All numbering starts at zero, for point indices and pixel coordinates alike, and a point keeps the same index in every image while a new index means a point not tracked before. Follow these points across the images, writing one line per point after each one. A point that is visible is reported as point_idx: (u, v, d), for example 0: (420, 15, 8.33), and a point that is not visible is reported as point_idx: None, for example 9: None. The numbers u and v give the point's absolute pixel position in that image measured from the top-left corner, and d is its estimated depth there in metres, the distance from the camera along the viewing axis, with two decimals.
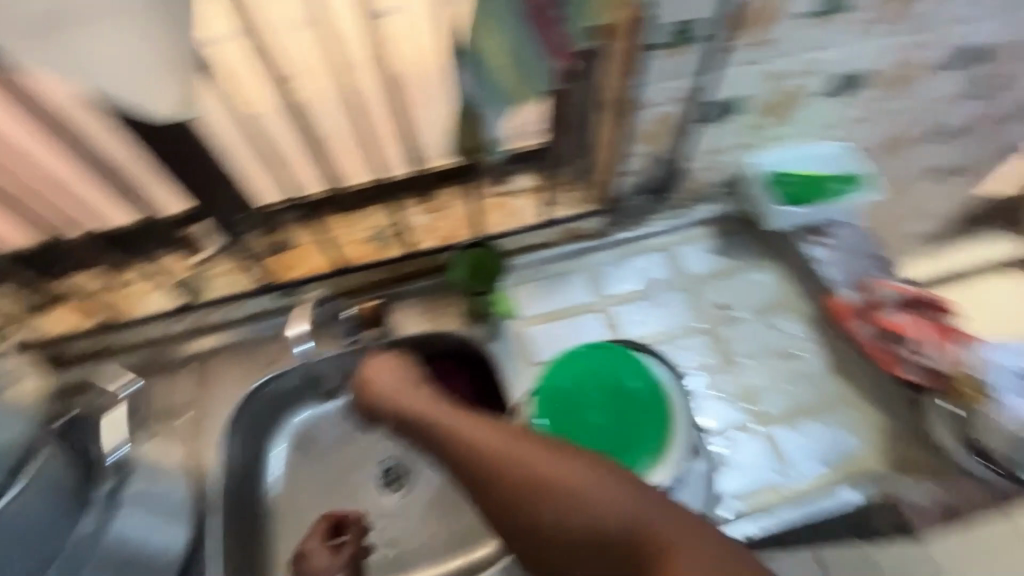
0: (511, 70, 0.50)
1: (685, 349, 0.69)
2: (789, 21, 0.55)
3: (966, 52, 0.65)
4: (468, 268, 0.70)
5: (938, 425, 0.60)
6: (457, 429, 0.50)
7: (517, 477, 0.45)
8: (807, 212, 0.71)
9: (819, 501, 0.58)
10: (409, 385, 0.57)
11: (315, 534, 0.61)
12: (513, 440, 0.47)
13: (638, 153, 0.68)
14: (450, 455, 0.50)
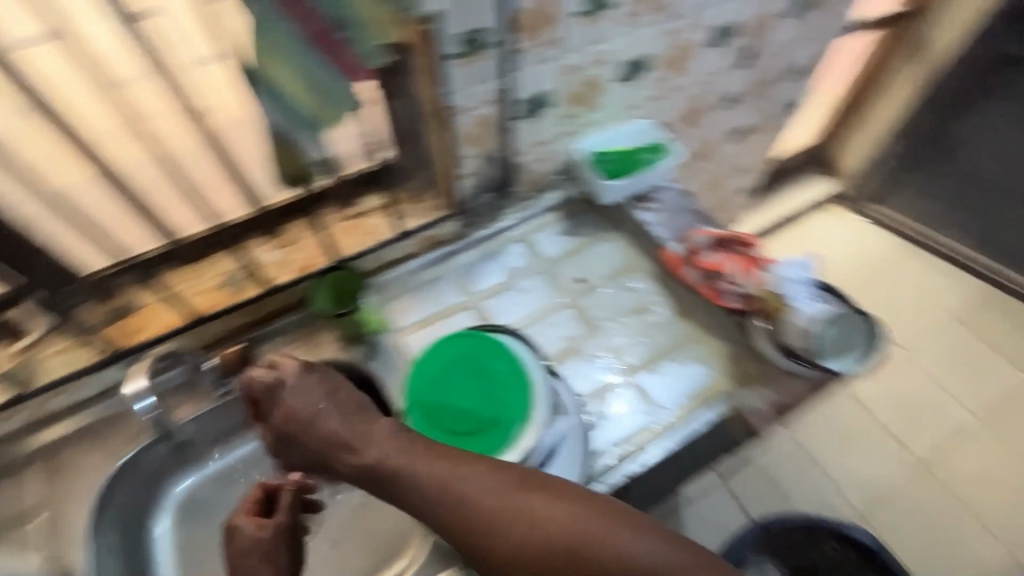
0: (308, 92, 0.55)
1: (553, 325, 0.75)
2: (563, 21, 0.62)
3: (724, 27, 0.79)
4: (329, 293, 0.71)
5: (759, 338, 0.69)
6: (452, 483, 0.50)
7: (520, 525, 0.48)
8: (628, 183, 0.80)
9: (680, 425, 0.66)
10: (375, 440, 0.53)
11: (249, 501, 0.60)
12: (511, 487, 0.49)
13: (469, 155, 0.72)
14: (440, 504, 0.50)
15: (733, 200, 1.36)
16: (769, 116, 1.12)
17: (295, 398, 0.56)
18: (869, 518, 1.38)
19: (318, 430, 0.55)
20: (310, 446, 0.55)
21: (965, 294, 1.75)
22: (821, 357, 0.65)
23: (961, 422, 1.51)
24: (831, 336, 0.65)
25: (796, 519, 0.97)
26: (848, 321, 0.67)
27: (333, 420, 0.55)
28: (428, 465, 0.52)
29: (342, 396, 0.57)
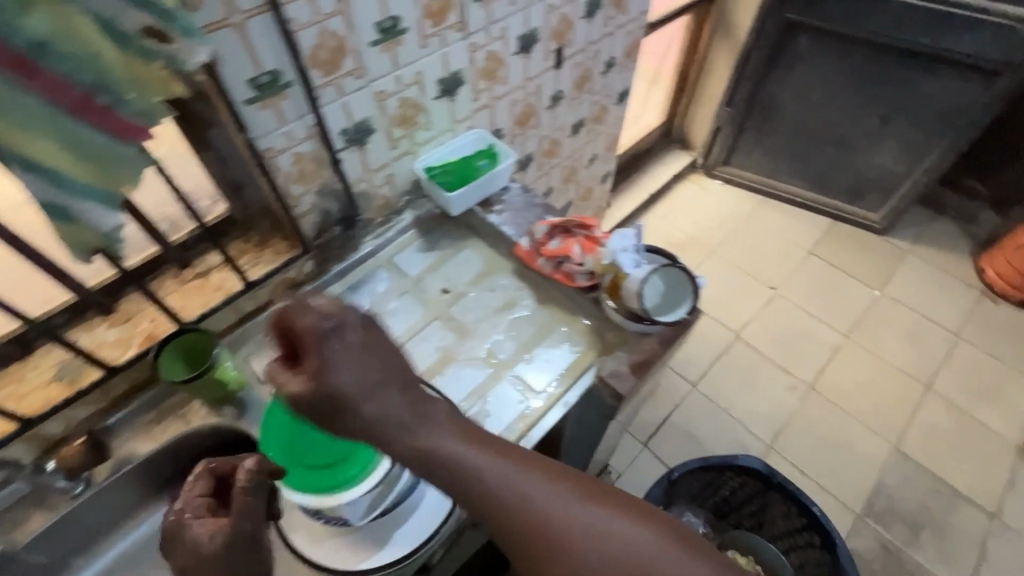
0: (85, 165, 0.47)
1: (425, 340, 0.77)
2: (361, 51, 0.65)
3: (526, 35, 0.87)
4: (175, 362, 0.68)
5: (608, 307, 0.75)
6: (512, 485, 0.44)
7: (587, 542, 0.42)
8: (470, 190, 0.83)
9: (558, 401, 0.71)
10: (431, 426, 0.46)
11: (203, 495, 0.52)
12: (580, 499, 0.44)
13: (302, 193, 0.72)
14: (501, 502, 0.44)
15: (595, 187, 1.47)
16: (602, 108, 1.23)
17: (342, 364, 0.45)
18: (774, 445, 1.51)
19: (364, 404, 0.45)
20: (351, 420, 0.45)
21: (812, 232, 2.01)
22: (651, 311, 0.71)
23: (830, 342, 1.72)
24: (654, 291, 0.72)
25: (695, 462, 1.02)
26: (668, 276, 0.74)
27: (393, 399, 0.46)
28: (488, 460, 0.45)
29: (403, 369, 0.48)
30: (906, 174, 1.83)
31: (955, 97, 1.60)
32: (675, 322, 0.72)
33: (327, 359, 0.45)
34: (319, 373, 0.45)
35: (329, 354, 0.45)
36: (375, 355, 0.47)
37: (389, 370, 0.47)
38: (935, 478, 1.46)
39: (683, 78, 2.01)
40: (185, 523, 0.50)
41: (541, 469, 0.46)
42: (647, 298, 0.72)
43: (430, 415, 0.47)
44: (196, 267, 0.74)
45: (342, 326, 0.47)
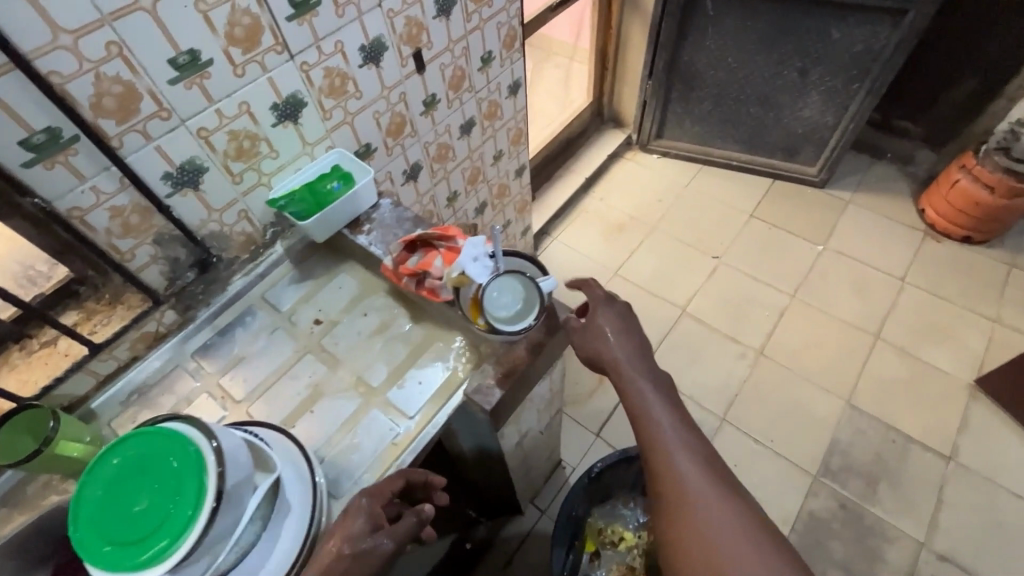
0: None
1: (294, 378, 0.74)
2: (159, 91, 0.62)
3: (370, 45, 0.83)
4: (5, 445, 0.62)
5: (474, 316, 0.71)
6: (661, 422, 0.62)
7: (710, 508, 0.57)
8: (324, 218, 0.80)
9: (425, 428, 0.68)
10: (628, 365, 0.66)
11: (393, 487, 0.62)
12: (717, 483, 0.58)
13: (136, 245, 0.69)
14: (647, 425, 0.63)
15: (511, 182, 1.44)
16: (493, 103, 1.19)
17: (604, 315, 0.69)
18: (727, 417, 1.50)
19: (612, 344, 0.67)
20: (595, 336, 0.68)
21: (753, 194, 1.99)
22: (495, 322, 0.69)
23: (777, 304, 1.70)
24: (495, 302, 0.71)
25: (616, 455, 1.02)
26: (513, 284, 0.72)
27: (631, 352, 0.67)
28: (671, 420, 0.63)
29: (644, 333, 0.70)
30: (834, 124, 1.81)
31: (866, 41, 1.57)
32: (528, 330, 0.70)
33: (596, 309, 0.70)
34: (592, 316, 0.70)
35: (597, 305, 0.70)
36: (628, 316, 0.70)
37: (635, 333, 0.69)
38: (886, 427, 1.45)
39: (603, 56, 1.96)
40: (373, 502, 0.60)
41: (700, 451, 0.62)
42: (490, 309, 0.70)
43: (652, 375, 0.66)
44: (40, 336, 0.71)
45: (610, 297, 0.71)
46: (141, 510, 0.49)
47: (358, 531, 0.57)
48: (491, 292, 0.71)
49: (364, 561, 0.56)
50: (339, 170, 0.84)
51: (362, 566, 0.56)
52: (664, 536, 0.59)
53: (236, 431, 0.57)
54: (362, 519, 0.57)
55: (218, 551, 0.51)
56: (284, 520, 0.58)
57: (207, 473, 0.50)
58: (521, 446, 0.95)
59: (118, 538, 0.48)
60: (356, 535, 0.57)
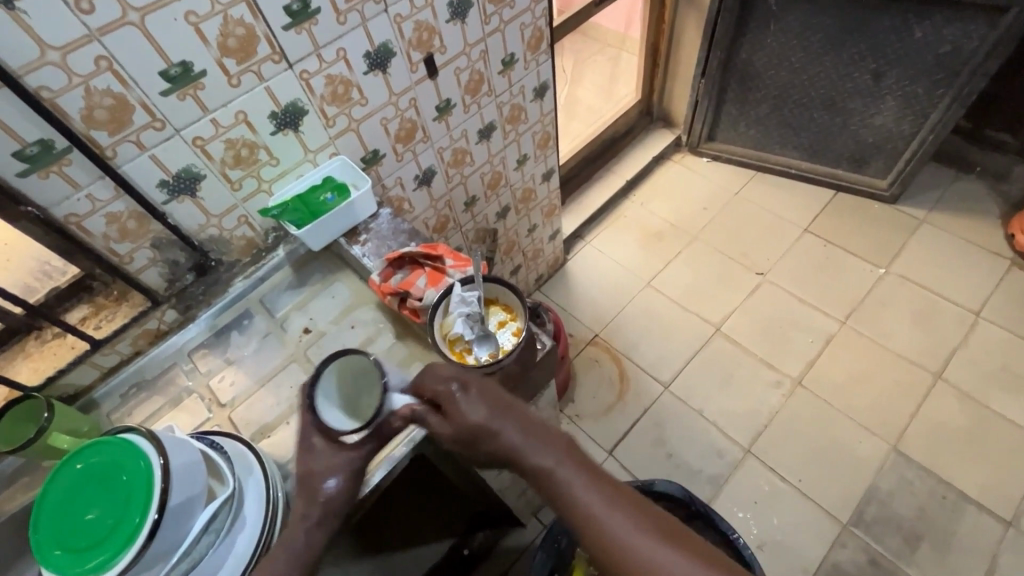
0: None
1: (276, 388, 0.74)
2: (152, 102, 0.63)
3: (375, 52, 0.81)
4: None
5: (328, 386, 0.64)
6: (581, 495, 0.56)
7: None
8: (319, 226, 0.80)
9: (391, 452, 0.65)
10: (522, 445, 0.59)
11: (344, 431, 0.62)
12: (665, 544, 0.53)
13: (135, 249, 0.73)
14: (567, 509, 0.56)
15: (537, 187, 1.39)
16: (516, 107, 1.14)
17: (468, 403, 0.60)
18: (753, 449, 1.40)
19: (507, 427, 0.59)
20: (481, 438, 0.59)
21: (810, 206, 1.82)
22: (311, 408, 0.62)
23: (823, 330, 1.56)
24: (341, 382, 0.64)
25: None
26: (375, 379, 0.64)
27: (522, 432, 0.59)
28: (592, 493, 0.56)
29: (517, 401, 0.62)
30: (911, 134, 1.60)
31: (956, 42, 1.38)
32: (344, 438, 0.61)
33: (457, 407, 0.60)
34: (458, 415, 0.59)
35: (455, 402, 0.60)
36: (494, 394, 0.61)
37: (509, 411, 0.60)
38: (936, 480, 1.31)
39: (655, 52, 1.83)
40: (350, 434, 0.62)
41: (632, 507, 0.56)
42: (328, 386, 0.63)
43: (553, 447, 0.59)
44: (51, 328, 0.76)
45: (466, 383, 0.61)
46: (91, 518, 0.51)
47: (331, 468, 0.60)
48: (343, 369, 0.64)
49: (343, 494, 0.60)
50: (333, 182, 0.84)
51: (341, 499, 0.60)
52: None
53: (193, 443, 0.58)
54: (326, 460, 0.60)
55: (164, 562, 0.53)
56: (237, 533, 0.59)
57: (152, 490, 0.51)
58: (507, 468, 0.97)
59: (68, 544, 0.51)
60: (327, 472, 0.60)
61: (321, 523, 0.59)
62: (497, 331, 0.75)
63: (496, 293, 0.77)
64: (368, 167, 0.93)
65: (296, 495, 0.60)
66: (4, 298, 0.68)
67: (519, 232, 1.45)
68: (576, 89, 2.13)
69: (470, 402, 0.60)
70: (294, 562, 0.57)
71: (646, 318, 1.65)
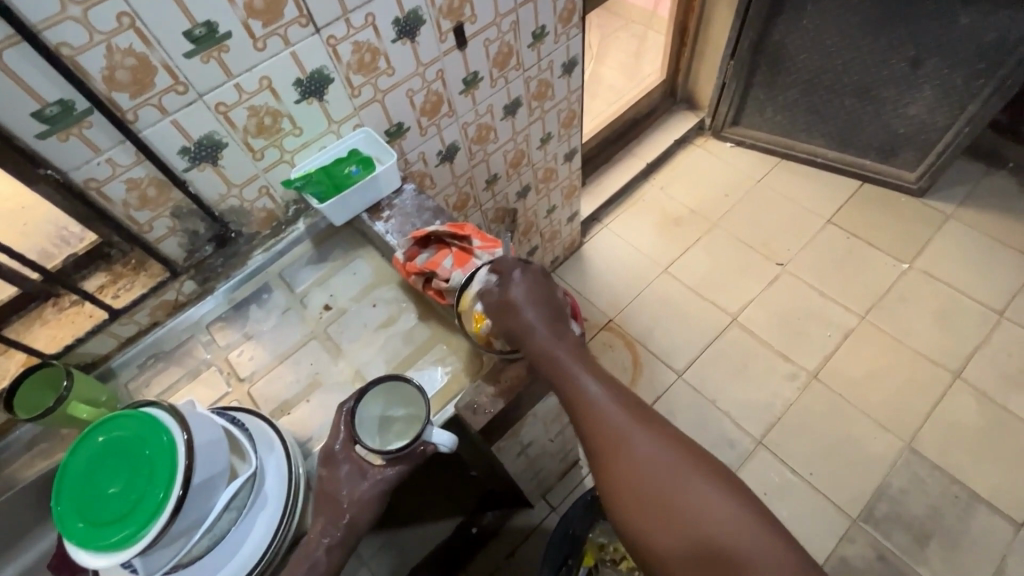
0: None
1: (296, 366, 0.73)
2: (175, 64, 0.60)
3: (404, 19, 0.77)
4: (18, 399, 0.65)
5: (365, 408, 0.64)
6: (582, 378, 0.62)
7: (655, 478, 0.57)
8: (342, 200, 0.77)
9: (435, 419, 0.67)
10: (542, 325, 0.64)
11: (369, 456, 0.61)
12: (646, 430, 0.59)
13: (155, 218, 0.71)
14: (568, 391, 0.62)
15: (558, 167, 1.35)
16: (544, 83, 1.10)
17: (515, 280, 0.66)
18: (764, 441, 1.40)
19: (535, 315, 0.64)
20: (513, 316, 0.64)
21: (835, 197, 1.77)
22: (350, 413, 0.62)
23: (842, 324, 1.53)
24: (385, 401, 0.65)
25: None
26: (420, 411, 0.63)
27: (546, 321, 0.64)
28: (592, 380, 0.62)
29: (555, 296, 0.67)
30: (946, 126, 1.55)
31: (1004, 30, 1.31)
32: (361, 454, 0.61)
33: (508, 279, 0.66)
34: (502, 288, 0.66)
35: (510, 278, 0.66)
36: (539, 284, 0.67)
37: (545, 299, 0.66)
38: (948, 480, 1.30)
39: (683, 30, 1.76)
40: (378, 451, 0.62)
41: (629, 406, 0.61)
42: (369, 401, 0.64)
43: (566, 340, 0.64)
44: (69, 296, 0.75)
45: (525, 266, 0.67)
46: (115, 493, 0.51)
47: (352, 477, 0.60)
48: (389, 391, 0.64)
49: (366, 513, 0.59)
50: (358, 154, 0.81)
51: (368, 516, 0.60)
52: (613, 495, 0.59)
53: (217, 420, 0.57)
54: (353, 477, 0.60)
55: (188, 538, 0.52)
56: (257, 513, 0.58)
57: (176, 467, 0.50)
58: (524, 454, 0.95)
59: (91, 517, 0.50)
60: (355, 491, 0.60)
61: (342, 540, 0.59)
62: None
63: None
64: (391, 140, 0.90)
65: (318, 510, 0.60)
66: (23, 262, 0.67)
67: (538, 213, 1.42)
68: (599, 67, 2.07)
69: (515, 280, 0.66)
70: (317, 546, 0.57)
71: (662, 305, 1.63)
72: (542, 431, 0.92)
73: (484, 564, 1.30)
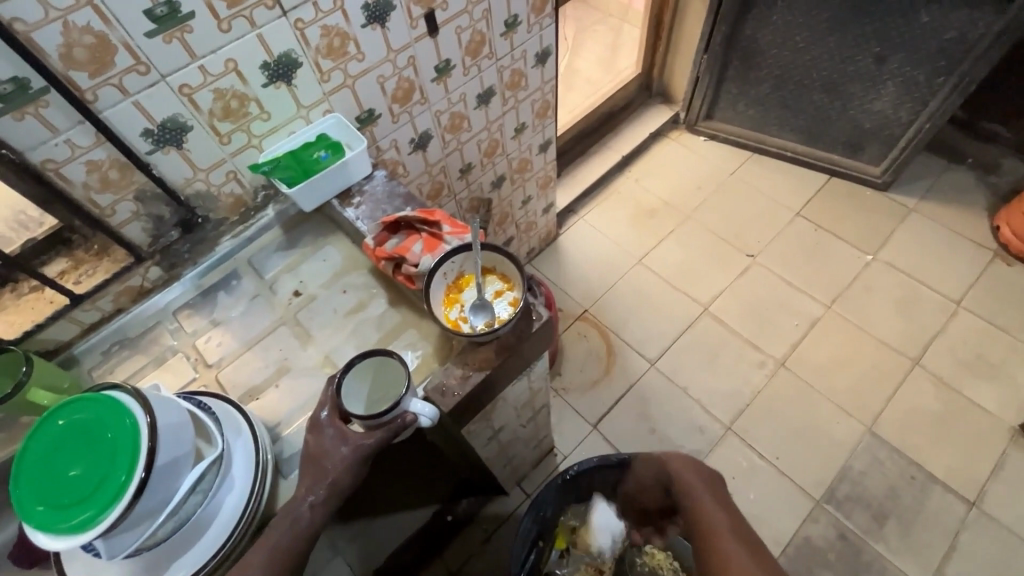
0: None
1: (265, 352, 0.73)
2: (135, 43, 0.59)
3: (374, 4, 0.77)
4: None
5: (352, 382, 0.65)
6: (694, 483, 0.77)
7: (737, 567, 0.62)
8: (312, 186, 0.77)
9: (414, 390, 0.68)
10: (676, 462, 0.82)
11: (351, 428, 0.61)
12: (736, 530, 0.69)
13: (117, 201, 0.70)
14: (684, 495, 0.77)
15: (533, 157, 1.36)
16: (517, 73, 1.11)
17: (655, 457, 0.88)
18: (733, 427, 1.43)
19: (682, 469, 0.80)
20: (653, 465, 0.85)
21: (803, 190, 1.82)
22: (337, 384, 0.62)
23: (809, 314, 1.58)
24: (373, 378, 0.65)
25: (594, 460, 1.00)
26: (400, 386, 0.64)
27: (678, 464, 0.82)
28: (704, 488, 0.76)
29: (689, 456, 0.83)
30: (909, 121, 1.60)
31: (963, 28, 1.36)
32: (349, 425, 0.62)
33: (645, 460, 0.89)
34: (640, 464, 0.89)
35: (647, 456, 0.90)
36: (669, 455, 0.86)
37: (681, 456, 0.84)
38: (907, 461, 1.36)
39: (658, 24, 1.78)
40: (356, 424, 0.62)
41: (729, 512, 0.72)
42: (356, 374, 0.64)
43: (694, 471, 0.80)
44: (28, 281, 0.73)
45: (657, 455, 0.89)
46: (77, 476, 0.50)
47: (333, 444, 0.60)
48: (376, 367, 0.65)
49: (348, 477, 0.60)
50: (327, 140, 0.81)
51: (348, 483, 0.60)
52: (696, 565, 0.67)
53: (182, 403, 0.57)
54: (335, 441, 0.60)
55: (151, 521, 0.52)
56: (225, 494, 0.58)
57: (139, 448, 0.50)
58: (495, 438, 0.96)
59: (51, 501, 0.50)
60: (337, 455, 0.60)
61: (325, 501, 0.59)
62: (493, 301, 0.72)
63: (494, 262, 0.73)
64: (363, 127, 0.90)
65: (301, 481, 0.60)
66: None
67: (513, 204, 1.43)
68: (574, 60, 2.08)
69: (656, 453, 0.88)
70: (290, 521, 0.57)
71: (636, 296, 1.65)
72: (514, 416, 0.94)
73: (458, 549, 1.32)
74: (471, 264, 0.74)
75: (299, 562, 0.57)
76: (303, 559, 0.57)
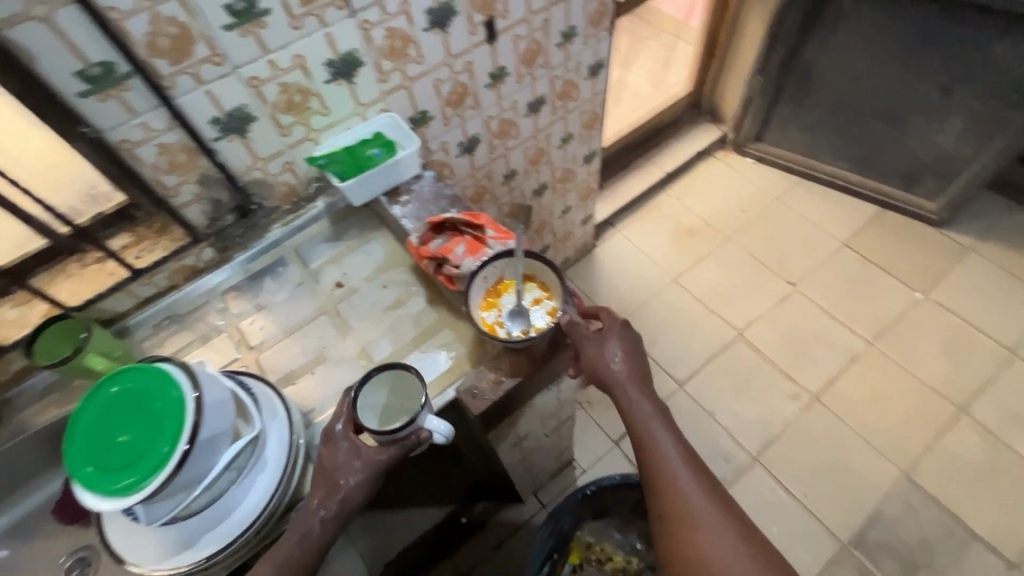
0: None
1: (304, 339, 0.75)
2: (213, 36, 0.62)
3: (437, 9, 0.79)
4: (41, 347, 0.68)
5: (367, 393, 0.65)
6: (661, 445, 0.69)
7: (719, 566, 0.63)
8: (362, 182, 0.79)
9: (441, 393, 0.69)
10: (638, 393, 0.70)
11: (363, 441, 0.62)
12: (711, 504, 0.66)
13: (181, 184, 0.73)
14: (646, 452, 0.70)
15: (577, 168, 1.36)
16: (569, 84, 1.11)
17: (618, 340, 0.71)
18: (760, 457, 1.39)
19: (632, 395, 0.70)
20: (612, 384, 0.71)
21: (851, 220, 1.76)
22: (354, 396, 0.63)
23: (849, 348, 1.52)
24: (388, 390, 0.65)
25: (616, 477, 1.00)
26: (415, 400, 0.63)
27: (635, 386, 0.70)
28: (667, 436, 0.69)
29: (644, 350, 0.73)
30: (972, 157, 1.53)
31: None
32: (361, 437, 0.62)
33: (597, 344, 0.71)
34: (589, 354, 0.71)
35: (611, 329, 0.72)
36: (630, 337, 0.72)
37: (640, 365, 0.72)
38: (946, 514, 1.29)
39: (713, 42, 1.76)
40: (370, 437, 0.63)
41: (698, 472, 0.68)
42: (371, 387, 0.65)
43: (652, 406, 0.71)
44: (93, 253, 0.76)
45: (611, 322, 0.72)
46: (125, 441, 0.53)
47: (344, 461, 0.61)
48: (393, 380, 0.65)
49: (358, 493, 0.61)
50: (382, 138, 0.83)
51: (358, 497, 0.62)
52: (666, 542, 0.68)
53: (224, 381, 0.59)
54: (348, 455, 0.61)
55: (187, 494, 0.54)
56: (255, 477, 0.60)
57: (184, 420, 0.52)
58: (518, 445, 0.96)
59: (100, 463, 0.52)
60: (350, 470, 0.61)
61: (335, 515, 0.61)
62: (531, 308, 0.71)
63: (534, 270, 0.71)
64: (415, 127, 0.92)
65: (315, 487, 0.61)
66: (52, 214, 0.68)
67: (552, 212, 1.43)
68: (625, 72, 2.07)
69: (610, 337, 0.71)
70: (302, 528, 0.59)
71: (669, 314, 1.63)
72: (538, 425, 0.93)
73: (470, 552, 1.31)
74: (511, 269, 0.73)
75: (310, 567, 0.59)
76: (313, 565, 0.59)
